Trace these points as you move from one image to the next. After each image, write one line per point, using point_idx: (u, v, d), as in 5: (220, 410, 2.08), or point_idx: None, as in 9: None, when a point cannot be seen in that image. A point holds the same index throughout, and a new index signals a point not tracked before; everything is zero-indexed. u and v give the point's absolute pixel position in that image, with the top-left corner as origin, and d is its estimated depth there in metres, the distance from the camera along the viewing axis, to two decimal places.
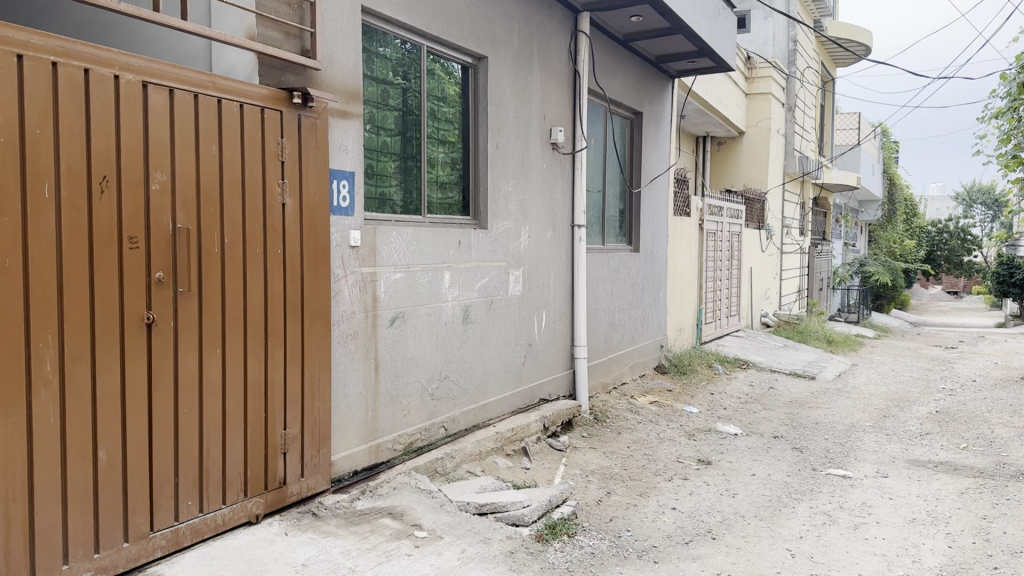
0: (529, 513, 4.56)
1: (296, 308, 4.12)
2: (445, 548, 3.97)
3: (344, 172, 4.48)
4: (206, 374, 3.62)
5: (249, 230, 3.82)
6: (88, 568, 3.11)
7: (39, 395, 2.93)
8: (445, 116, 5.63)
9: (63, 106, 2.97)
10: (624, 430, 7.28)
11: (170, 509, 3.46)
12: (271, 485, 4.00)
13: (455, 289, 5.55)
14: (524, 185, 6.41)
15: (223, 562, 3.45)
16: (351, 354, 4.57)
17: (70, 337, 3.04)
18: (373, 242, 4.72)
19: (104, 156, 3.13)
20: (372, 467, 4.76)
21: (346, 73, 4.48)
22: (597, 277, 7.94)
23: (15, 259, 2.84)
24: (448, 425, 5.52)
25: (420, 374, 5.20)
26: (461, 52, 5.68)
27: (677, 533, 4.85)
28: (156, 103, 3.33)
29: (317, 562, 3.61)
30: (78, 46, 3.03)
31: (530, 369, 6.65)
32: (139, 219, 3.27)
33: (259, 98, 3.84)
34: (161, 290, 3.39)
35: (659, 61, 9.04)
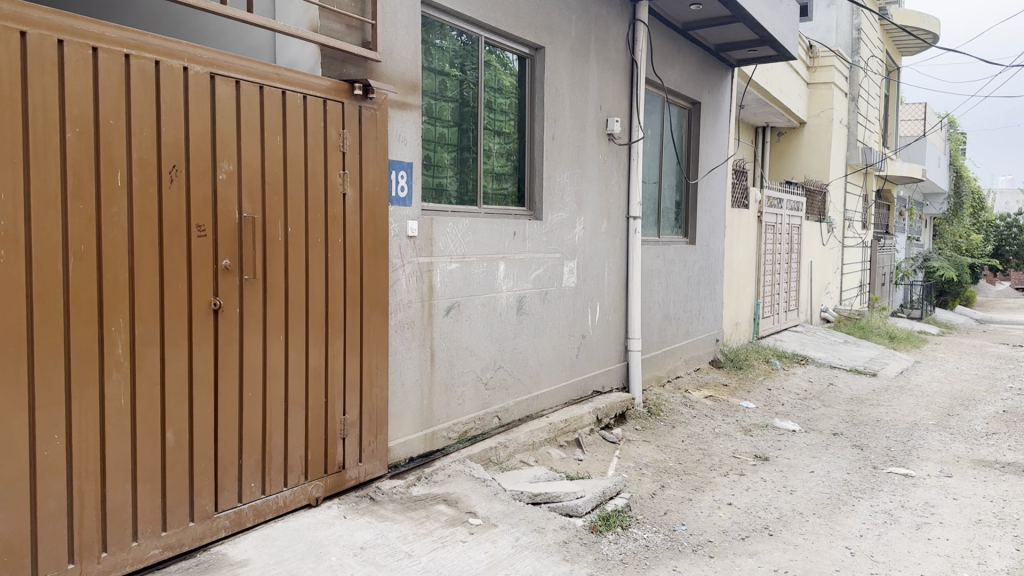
0: (583, 504, 4.55)
1: (356, 297, 4.19)
2: (499, 536, 3.99)
3: (403, 163, 4.53)
4: (269, 360, 3.70)
5: (312, 219, 3.89)
6: (157, 546, 3.22)
7: (111, 377, 3.03)
8: (501, 107, 5.65)
9: (135, 97, 3.07)
10: (678, 423, 7.23)
11: (234, 490, 3.56)
12: (331, 468, 4.08)
13: (510, 280, 5.56)
14: (580, 176, 6.39)
15: (284, 543, 3.54)
16: (408, 342, 4.62)
17: (141, 322, 3.14)
18: (430, 231, 4.76)
19: (174, 147, 3.22)
20: (427, 455, 4.82)
21: (405, 64, 4.52)
22: (652, 269, 7.88)
23: (89, 245, 2.94)
24: (502, 415, 5.55)
25: (475, 364, 5.24)
26: (519, 42, 5.68)
27: (733, 528, 4.80)
28: (223, 94, 3.41)
29: (375, 545, 3.67)
30: (150, 38, 3.12)
31: (584, 361, 6.64)
32: (207, 209, 3.37)
33: (321, 89, 3.90)
34: (227, 277, 3.49)
35: (718, 50, 8.90)
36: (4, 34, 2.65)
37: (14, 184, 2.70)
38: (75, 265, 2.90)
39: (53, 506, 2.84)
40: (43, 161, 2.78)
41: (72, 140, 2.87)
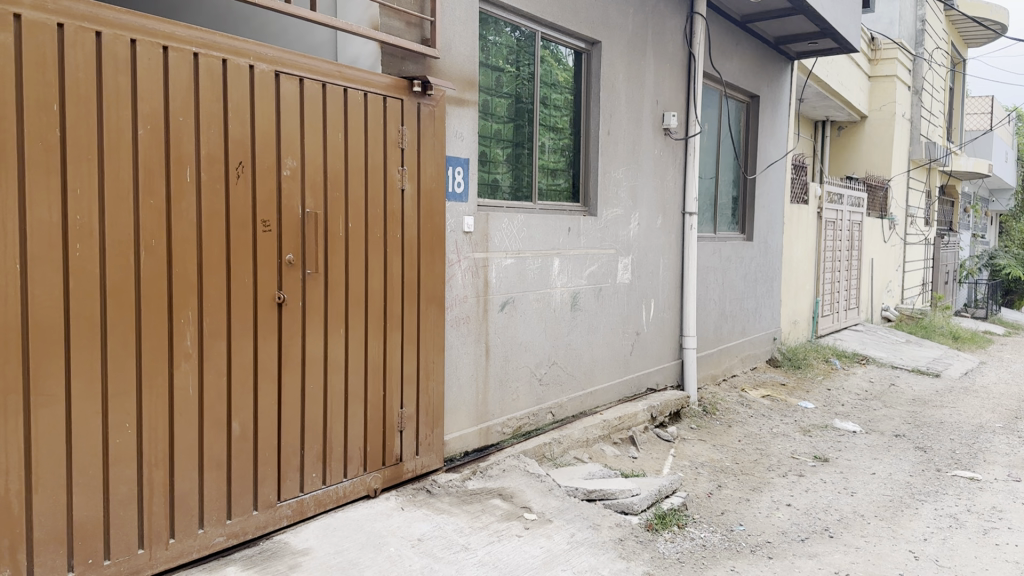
0: (639, 502, 4.50)
1: (413, 291, 4.23)
2: (555, 531, 3.99)
3: (460, 159, 4.56)
4: (330, 353, 3.77)
5: (372, 214, 3.94)
6: (222, 533, 3.31)
7: (180, 367, 3.12)
8: (556, 102, 5.64)
9: (203, 94, 3.14)
10: (735, 422, 7.13)
11: (296, 480, 3.64)
12: (389, 460, 4.13)
13: (565, 275, 5.55)
14: (636, 171, 6.34)
15: (344, 533, 3.61)
16: (463, 337, 4.65)
17: (209, 314, 3.22)
18: (485, 227, 4.77)
19: (240, 143, 3.30)
20: (482, 450, 4.84)
21: (463, 61, 4.55)
22: (708, 266, 7.79)
23: (160, 239, 3.03)
24: (556, 411, 5.55)
25: (529, 359, 5.25)
26: (575, 37, 5.67)
27: (792, 529, 4.73)
28: (287, 91, 3.47)
29: (432, 538, 3.71)
30: (218, 37, 3.20)
31: (638, 358, 6.59)
32: (271, 203, 3.44)
33: (382, 86, 3.94)
34: (291, 271, 3.56)
35: (777, 43, 8.74)
36: (80, 34, 2.74)
37: (89, 179, 2.79)
38: (146, 259, 2.98)
39: (125, 492, 2.94)
40: (116, 157, 2.87)
41: (144, 137, 2.95)
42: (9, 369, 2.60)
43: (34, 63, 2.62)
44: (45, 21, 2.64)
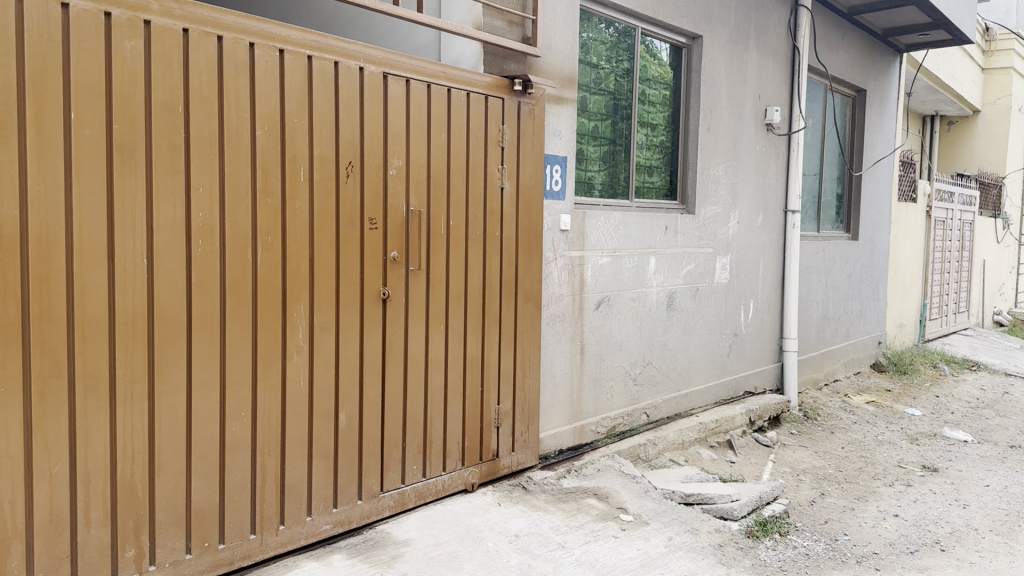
0: (739, 508, 4.40)
1: (512, 288, 4.25)
2: (652, 534, 3.94)
3: (558, 157, 4.55)
4: (431, 349, 3.84)
5: (472, 213, 3.98)
6: (328, 521, 3.41)
7: (292, 360, 3.24)
8: (653, 98, 5.58)
9: (316, 97, 3.25)
10: (837, 429, 6.88)
11: (398, 472, 3.72)
12: (486, 456, 4.17)
13: (661, 274, 5.48)
14: (736, 168, 6.20)
15: (444, 526, 3.68)
16: (559, 335, 4.65)
17: (319, 309, 3.33)
18: (582, 225, 4.75)
19: (349, 144, 3.40)
20: (576, 449, 4.83)
21: (563, 58, 4.55)
22: (810, 266, 7.55)
23: (276, 236, 3.15)
24: (651, 412, 5.48)
25: (624, 359, 5.21)
26: (676, 32, 5.59)
27: (901, 541, 4.54)
28: (394, 92, 3.55)
29: (529, 534, 3.73)
30: (331, 40, 3.30)
31: (736, 360, 6.45)
32: (378, 201, 3.53)
33: (484, 85, 3.98)
34: (395, 268, 3.64)
35: (886, 35, 8.40)
36: (204, 39, 2.87)
37: (210, 177, 2.92)
38: (262, 255, 3.11)
39: (240, 478, 3.08)
40: (236, 157, 2.99)
41: (261, 138, 3.07)
42: (137, 358, 2.75)
43: (162, 68, 2.76)
44: (172, 26, 2.77)
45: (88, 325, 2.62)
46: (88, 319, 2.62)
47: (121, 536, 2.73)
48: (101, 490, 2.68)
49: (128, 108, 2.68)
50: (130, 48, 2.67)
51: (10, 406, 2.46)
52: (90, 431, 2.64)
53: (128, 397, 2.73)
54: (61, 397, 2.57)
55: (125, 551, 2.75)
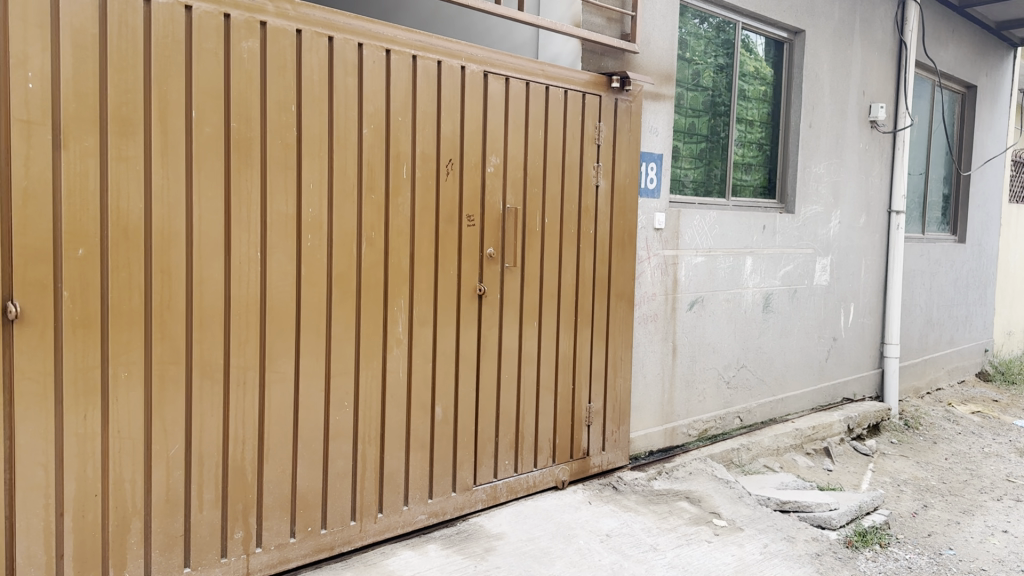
0: (838, 517, 4.25)
1: (605, 286, 4.24)
2: (746, 540, 3.84)
3: (654, 155, 4.50)
4: (525, 345, 3.86)
5: (568, 211, 3.98)
6: (423, 511, 3.49)
7: (392, 352, 3.33)
8: (753, 95, 5.47)
9: (419, 94, 3.32)
10: (941, 439, 6.59)
11: (490, 466, 3.77)
12: (576, 453, 4.17)
13: (758, 275, 5.35)
14: (837, 166, 6.01)
15: (535, 521, 3.70)
16: (652, 334, 4.60)
17: (419, 303, 3.41)
18: (676, 224, 4.69)
19: (450, 141, 3.46)
20: (667, 451, 4.77)
21: (662, 54, 4.51)
22: (914, 269, 7.26)
23: (379, 232, 3.24)
24: (744, 416, 5.36)
25: (718, 361, 5.12)
26: (778, 27, 5.47)
27: (1011, 558, 4.32)
28: (494, 90, 3.60)
29: (620, 534, 3.70)
30: (435, 40, 3.36)
31: (834, 365, 6.25)
32: (476, 198, 3.58)
33: (582, 83, 3.97)
34: (491, 264, 3.68)
35: (1000, 28, 8.00)
36: (315, 40, 2.97)
37: (320, 174, 3.03)
38: (366, 250, 3.20)
39: (342, 466, 3.18)
40: (343, 154, 3.09)
41: (367, 136, 3.17)
42: (249, 346, 2.88)
43: (276, 68, 2.87)
44: (286, 27, 2.89)
45: (205, 315, 2.75)
46: (205, 309, 2.75)
47: (231, 518, 2.87)
48: (213, 472, 2.81)
49: (244, 106, 2.80)
50: (247, 48, 2.79)
51: (133, 389, 2.60)
52: (204, 416, 2.77)
53: (240, 383, 2.86)
54: (179, 382, 2.71)
55: (234, 532, 2.88)
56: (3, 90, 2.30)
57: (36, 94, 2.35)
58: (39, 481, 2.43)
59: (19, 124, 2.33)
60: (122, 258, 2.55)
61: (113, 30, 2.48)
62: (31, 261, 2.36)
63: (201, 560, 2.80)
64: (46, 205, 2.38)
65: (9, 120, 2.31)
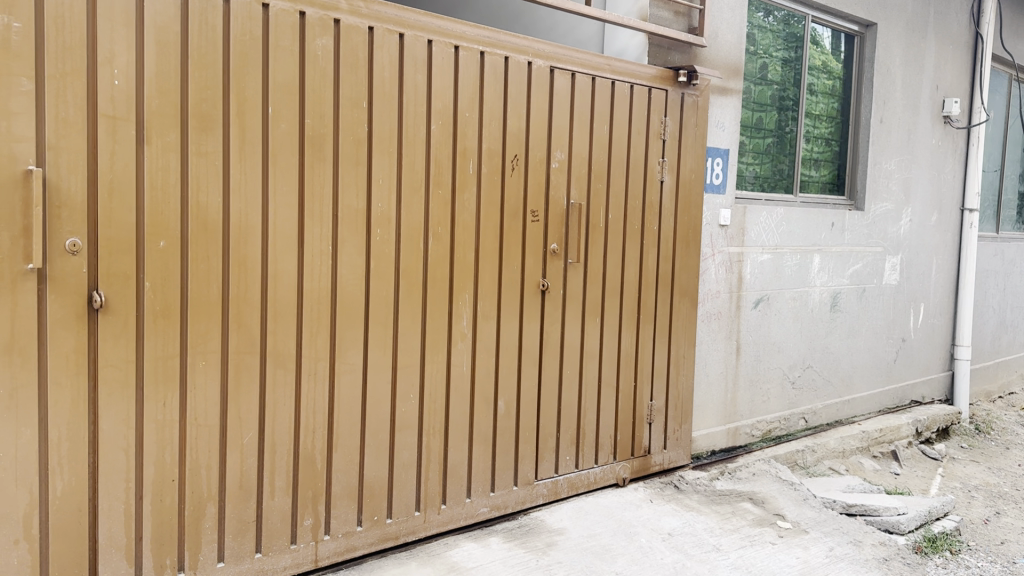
0: (907, 522, 4.16)
1: (668, 283, 4.20)
2: (811, 543, 3.76)
3: (720, 150, 4.45)
4: (588, 341, 3.85)
5: (632, 207, 3.96)
6: (485, 504, 3.52)
7: (457, 346, 3.36)
8: (821, 89, 5.37)
9: (487, 91, 3.34)
10: (1014, 444, 6.37)
11: (552, 461, 3.77)
12: (637, 451, 4.15)
13: (825, 273, 5.25)
14: (909, 163, 5.85)
15: (596, 518, 3.69)
16: (715, 333, 4.55)
17: (483, 298, 3.43)
18: (742, 221, 4.62)
19: (516, 137, 3.46)
20: (730, 451, 4.72)
21: (729, 48, 4.45)
22: (987, 269, 7.03)
23: (446, 227, 3.27)
24: (809, 417, 5.26)
25: (783, 361, 5.03)
26: (849, 19, 5.35)
27: None
28: (560, 86, 3.59)
29: (682, 534, 3.67)
30: (502, 36, 3.37)
31: (902, 367, 6.09)
32: (541, 193, 3.58)
33: (649, 77, 3.94)
34: (555, 260, 3.68)
35: None
36: (387, 37, 3.01)
37: (389, 170, 3.07)
38: (433, 244, 3.23)
39: (407, 457, 3.23)
40: (412, 149, 3.13)
41: (435, 132, 3.20)
42: (320, 338, 2.94)
43: (349, 65, 2.92)
44: (359, 25, 2.93)
45: (279, 307, 2.82)
46: (279, 301, 2.82)
47: (300, 506, 2.94)
48: (285, 459, 2.88)
49: (317, 102, 2.85)
50: (321, 46, 2.85)
51: (210, 378, 2.68)
52: (277, 405, 2.85)
53: (312, 373, 2.93)
54: (253, 371, 2.78)
55: (303, 519, 2.95)
56: (90, 87, 2.37)
57: (121, 91, 2.42)
58: (120, 466, 2.52)
59: (106, 120, 2.40)
60: (201, 251, 2.62)
61: (194, 29, 2.55)
62: (116, 252, 2.44)
63: (271, 546, 2.87)
64: (130, 198, 2.46)
65: (97, 116, 2.38)
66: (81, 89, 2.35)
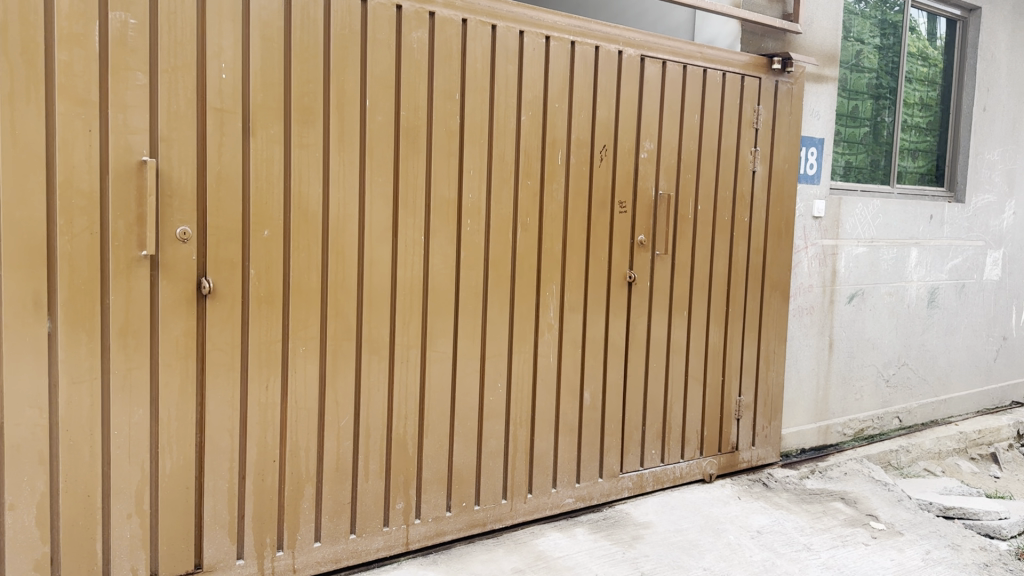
0: (1009, 527, 3.97)
1: (759, 276, 4.12)
2: (907, 546, 3.64)
3: (814, 139, 4.35)
4: (675, 333, 3.81)
5: (722, 197, 3.89)
6: (571, 495, 3.53)
7: (543, 337, 3.37)
8: (921, 76, 5.18)
9: (577, 81, 3.33)
10: None
11: (637, 454, 3.75)
12: (725, 447, 4.09)
13: (923, 268, 5.06)
14: (1014, 152, 5.60)
15: (683, 513, 3.66)
16: (807, 328, 4.44)
17: (570, 289, 3.43)
18: (837, 213, 4.50)
19: (605, 127, 3.44)
20: (821, 449, 4.61)
21: (825, 34, 4.33)
22: None
23: (534, 217, 3.28)
24: (904, 416, 5.10)
25: (877, 358, 4.88)
26: (950, 4, 5.15)
27: None
28: (651, 74, 3.55)
29: (771, 532, 3.60)
30: (593, 25, 3.36)
31: (1003, 366, 5.84)
32: (629, 183, 3.56)
33: (741, 65, 3.86)
34: (642, 251, 3.65)
35: None
36: (480, 29, 3.03)
37: (480, 160, 3.09)
38: (522, 235, 3.25)
39: (494, 445, 3.26)
40: (502, 140, 3.15)
41: (525, 123, 3.21)
42: (412, 326, 2.99)
43: (443, 57, 2.95)
44: (453, 17, 2.96)
45: (374, 295, 2.88)
46: (374, 290, 2.88)
47: (393, 489, 3.00)
48: (379, 443, 2.94)
49: (412, 94, 2.90)
50: (416, 38, 2.88)
51: (309, 363, 2.76)
52: (372, 391, 2.91)
53: (403, 361, 2.98)
54: (349, 357, 2.85)
55: (395, 502, 3.01)
56: (200, 80, 2.46)
57: (228, 84, 2.50)
58: (225, 446, 2.61)
59: (214, 112, 2.48)
60: (302, 239, 2.70)
61: (297, 23, 2.61)
62: (223, 240, 2.53)
63: (365, 527, 2.94)
64: (236, 187, 2.54)
65: (206, 109, 2.47)
66: (190, 83, 2.44)
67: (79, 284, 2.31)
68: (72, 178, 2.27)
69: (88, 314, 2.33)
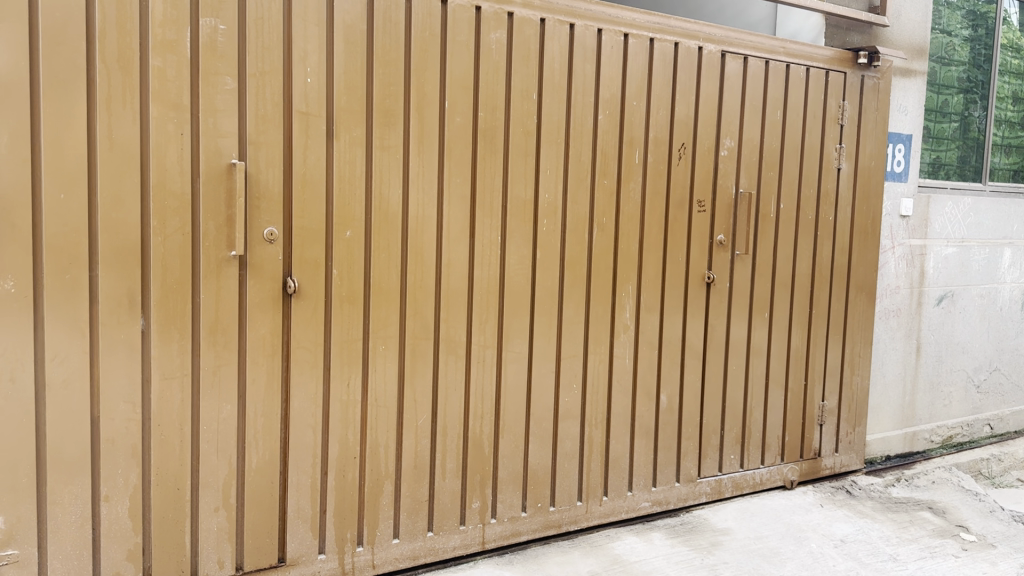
0: None
1: (843, 277, 4.00)
2: (1000, 559, 3.48)
3: (902, 135, 4.21)
4: (755, 335, 3.73)
5: (805, 196, 3.79)
6: (647, 499, 3.49)
7: (620, 338, 3.34)
8: (1015, 67, 4.96)
9: (656, 78, 3.29)
10: None
11: (715, 459, 3.69)
12: (806, 453, 3.99)
13: (1017, 269, 4.85)
14: None
15: (763, 521, 3.58)
16: (893, 330, 4.29)
17: (647, 290, 3.39)
18: (926, 212, 4.35)
19: (684, 124, 3.39)
20: (906, 456, 4.46)
21: (915, 27, 4.19)
22: None
23: (611, 218, 3.25)
24: (996, 423, 4.89)
25: (967, 363, 4.69)
26: None
27: None
28: (731, 70, 3.48)
29: (856, 541, 3.49)
30: (673, 21, 3.30)
31: None
32: (708, 182, 3.50)
33: (825, 59, 3.76)
34: (721, 251, 3.58)
35: None
36: (558, 27, 3.02)
37: (557, 159, 3.08)
38: (598, 236, 3.22)
39: (570, 446, 3.25)
40: (580, 140, 3.13)
41: (603, 123, 3.18)
42: (489, 327, 3.00)
43: (521, 56, 2.95)
44: (531, 17, 2.96)
45: (452, 296, 2.90)
46: (452, 290, 2.90)
47: (469, 488, 3.01)
48: (456, 443, 2.96)
49: (491, 94, 2.90)
50: (495, 39, 2.89)
51: (389, 362, 2.79)
52: (449, 390, 2.93)
53: (480, 361, 2.99)
54: (427, 356, 2.87)
55: (471, 501, 3.02)
56: (286, 83, 2.51)
57: (313, 87, 2.55)
58: (308, 443, 2.66)
59: (300, 116, 2.53)
60: (382, 240, 2.73)
61: (379, 26, 2.65)
62: (308, 241, 2.58)
63: (442, 525, 2.96)
64: (320, 189, 2.59)
65: (292, 112, 2.52)
66: (278, 87, 2.49)
67: (172, 282, 2.38)
68: (164, 181, 2.34)
69: (180, 313, 2.40)
